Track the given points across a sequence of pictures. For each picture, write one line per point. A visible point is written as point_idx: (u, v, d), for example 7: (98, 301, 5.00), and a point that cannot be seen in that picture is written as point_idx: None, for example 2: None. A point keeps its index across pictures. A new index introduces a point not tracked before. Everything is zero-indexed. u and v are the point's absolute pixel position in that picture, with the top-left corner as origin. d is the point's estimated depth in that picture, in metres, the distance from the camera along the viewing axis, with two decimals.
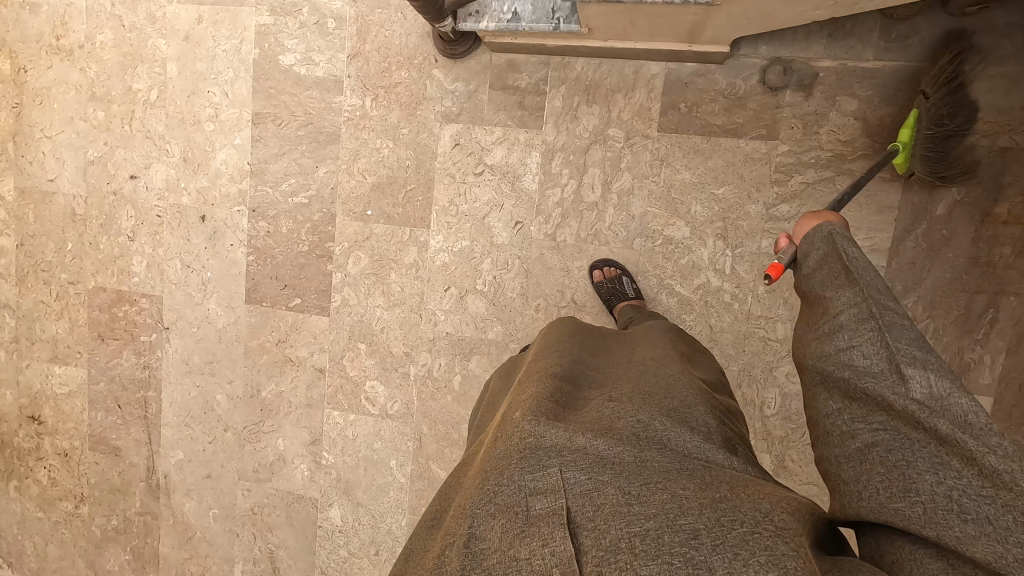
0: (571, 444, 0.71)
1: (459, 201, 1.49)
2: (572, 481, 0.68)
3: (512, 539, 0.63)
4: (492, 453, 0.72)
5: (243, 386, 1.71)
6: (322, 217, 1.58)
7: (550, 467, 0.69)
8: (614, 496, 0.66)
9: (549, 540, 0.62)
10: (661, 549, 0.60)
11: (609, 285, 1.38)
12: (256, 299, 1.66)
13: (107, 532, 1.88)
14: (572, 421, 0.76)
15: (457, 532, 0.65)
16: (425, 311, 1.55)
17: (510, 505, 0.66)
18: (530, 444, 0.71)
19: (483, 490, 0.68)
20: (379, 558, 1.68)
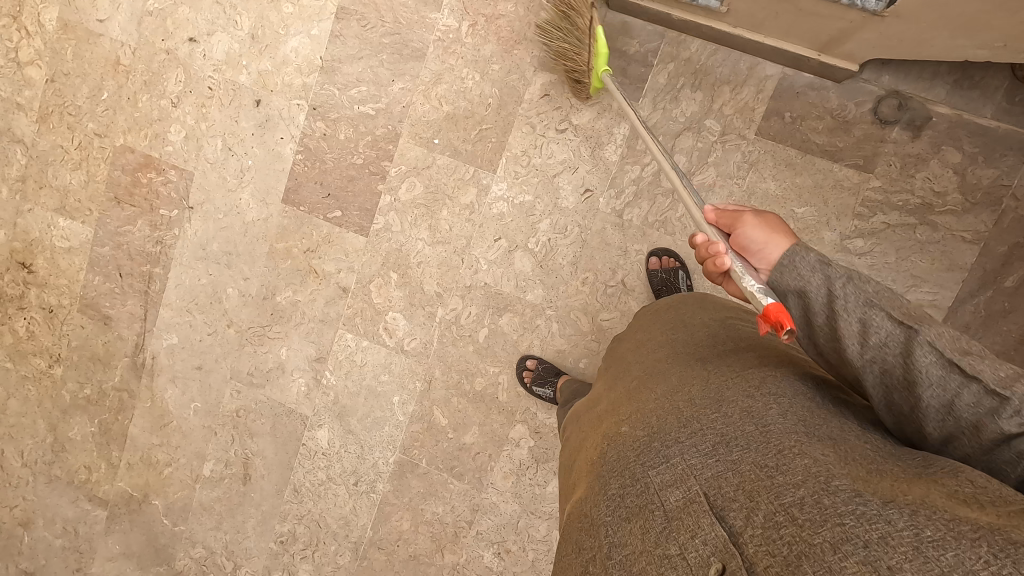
0: (690, 438, 0.73)
1: (533, 153, 1.44)
2: (702, 468, 0.69)
3: (658, 539, 0.65)
4: (615, 458, 0.77)
5: (258, 286, 1.64)
6: (385, 134, 1.51)
7: (673, 459, 0.71)
8: (755, 470, 0.65)
9: (697, 531, 0.62)
10: (821, 512, 0.56)
11: (663, 275, 1.38)
12: (294, 201, 1.58)
13: (77, 399, 1.81)
14: (686, 412, 0.77)
15: (606, 545, 0.70)
16: (468, 257, 1.50)
17: (649, 507, 0.69)
18: (649, 445, 0.75)
19: (619, 503, 0.72)
20: (358, 488, 1.66)
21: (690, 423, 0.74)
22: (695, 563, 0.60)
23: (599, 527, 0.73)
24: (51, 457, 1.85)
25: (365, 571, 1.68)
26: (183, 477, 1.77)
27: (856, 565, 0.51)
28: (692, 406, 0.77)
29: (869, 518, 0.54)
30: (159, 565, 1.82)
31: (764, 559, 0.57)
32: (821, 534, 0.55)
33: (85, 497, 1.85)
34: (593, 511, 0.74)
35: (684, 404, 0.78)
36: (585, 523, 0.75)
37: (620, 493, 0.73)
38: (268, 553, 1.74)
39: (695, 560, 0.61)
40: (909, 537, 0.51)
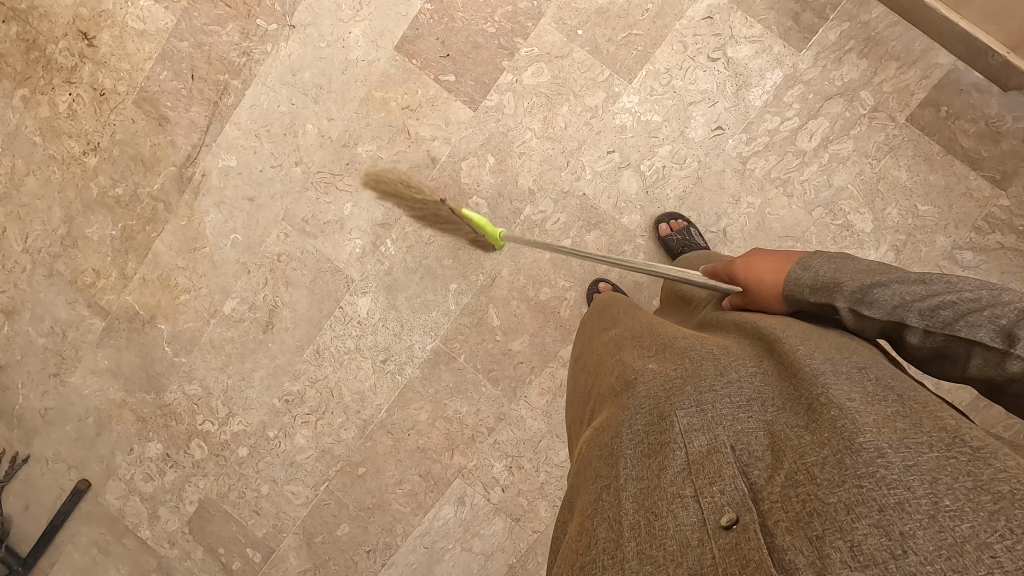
0: (719, 391, 0.69)
1: (676, 74, 1.37)
2: (732, 424, 0.64)
3: (672, 480, 0.61)
4: (640, 395, 0.74)
5: (340, 131, 1.53)
6: (529, 10, 1.41)
7: (700, 404, 0.67)
8: (785, 431, 0.61)
9: (717, 478, 0.58)
10: (843, 473, 0.52)
11: (678, 237, 1.36)
12: (408, 53, 1.47)
13: (105, 196, 1.66)
14: (719, 365, 0.73)
15: (615, 478, 0.66)
16: (575, 161, 1.43)
17: (666, 447, 0.65)
18: (678, 387, 0.71)
19: (633, 444, 0.68)
20: (384, 367, 1.58)
21: (725, 376, 0.71)
22: (706, 506, 0.56)
23: (608, 463, 0.69)
24: (58, 250, 1.69)
25: (366, 451, 1.62)
26: (199, 308, 1.66)
27: (869, 528, 0.48)
28: (727, 361, 0.73)
29: (889, 483, 0.50)
30: (147, 392, 1.71)
31: (775, 513, 0.53)
32: (836, 495, 0.51)
33: (83, 303, 1.70)
34: (608, 446, 0.71)
35: (718, 358, 0.74)
36: (595, 458, 0.72)
37: (638, 429, 0.70)
38: (269, 409, 1.65)
39: (706, 503, 0.57)
40: (927, 506, 0.48)
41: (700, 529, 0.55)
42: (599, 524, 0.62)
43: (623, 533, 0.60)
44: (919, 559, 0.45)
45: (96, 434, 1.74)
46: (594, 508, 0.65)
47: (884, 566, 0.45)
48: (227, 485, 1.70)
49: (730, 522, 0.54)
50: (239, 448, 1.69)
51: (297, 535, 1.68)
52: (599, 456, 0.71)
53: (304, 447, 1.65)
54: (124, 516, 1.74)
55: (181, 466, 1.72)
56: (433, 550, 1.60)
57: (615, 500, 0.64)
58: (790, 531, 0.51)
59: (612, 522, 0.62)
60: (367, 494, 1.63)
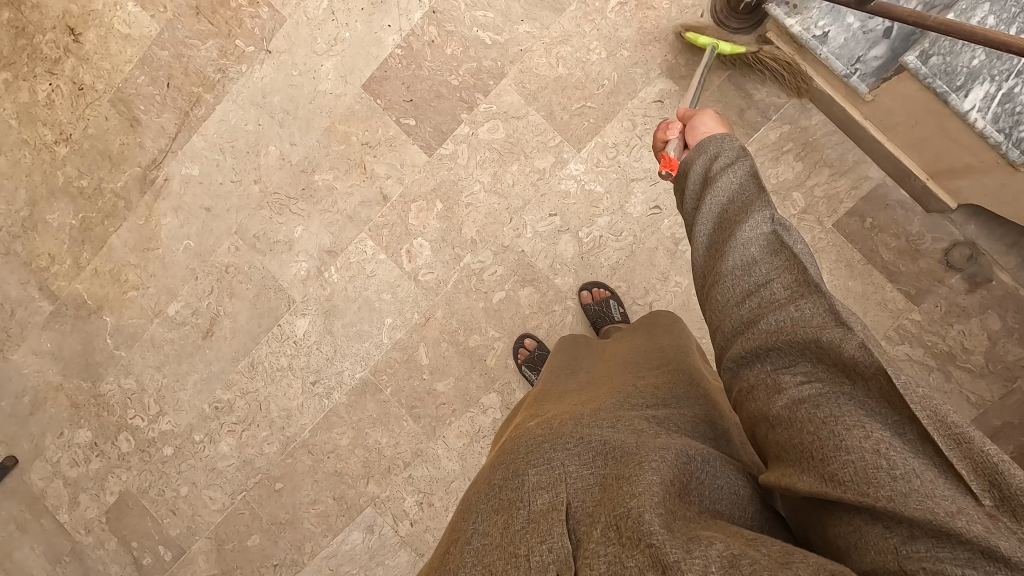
0: (562, 439, 0.69)
1: (622, 150, 1.43)
2: (574, 477, 0.64)
3: (511, 535, 0.61)
4: (503, 449, 0.73)
5: (300, 156, 1.58)
6: (492, 69, 1.47)
7: (544, 457, 0.67)
8: (612, 483, 0.62)
9: (546, 537, 0.59)
10: (642, 527, 0.54)
11: (595, 307, 1.41)
12: (374, 92, 1.53)
13: (70, 185, 1.71)
14: (580, 417, 0.73)
15: (464, 526, 0.66)
16: (518, 219, 1.48)
17: (511, 500, 0.64)
18: (531, 437, 0.71)
19: (483, 492, 0.68)
20: (313, 389, 1.62)
21: (574, 431, 0.70)
22: (534, 566, 0.57)
23: (462, 517, 0.67)
24: (19, 232, 1.74)
25: (286, 467, 1.66)
26: (144, 306, 1.70)
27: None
28: (593, 416, 0.73)
29: (675, 546, 0.52)
30: (83, 380, 1.75)
31: (587, 575, 0.54)
32: (636, 559, 0.53)
33: (35, 285, 1.75)
34: (469, 498, 0.70)
35: (579, 413, 0.75)
36: (456, 513, 0.70)
37: (488, 482, 0.69)
38: (198, 413, 1.69)
39: (533, 562, 0.57)
40: (699, 570, 0.49)
41: None
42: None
43: None
44: None
45: (31, 413, 1.79)
46: (440, 563, 0.64)
47: None
48: (148, 481, 1.74)
49: None
50: (164, 447, 1.72)
51: (209, 540, 1.71)
52: (461, 509, 0.71)
53: (227, 454, 1.69)
54: (46, 496, 1.80)
55: (107, 457, 1.76)
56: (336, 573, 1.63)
57: (459, 551, 0.62)
58: None
59: (451, 575, 0.61)
60: (281, 509, 1.67)
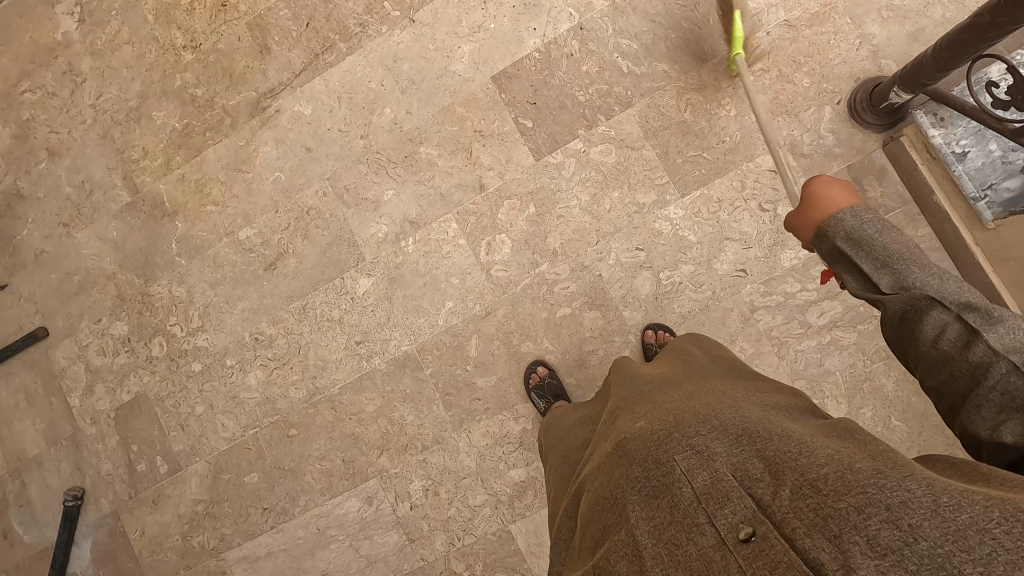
0: (702, 424, 0.71)
1: (725, 208, 1.45)
2: (726, 453, 0.66)
3: (686, 512, 0.63)
4: (637, 437, 0.74)
5: (412, 125, 1.61)
6: (621, 97, 1.50)
7: (691, 439, 0.69)
8: (778, 455, 0.64)
9: (727, 502, 0.61)
10: (846, 484, 0.57)
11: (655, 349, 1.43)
12: (502, 86, 1.56)
13: (184, 90, 1.75)
14: (704, 406, 0.76)
15: (628, 517, 0.67)
16: (605, 244, 1.50)
17: (669, 484, 0.66)
18: (668, 426, 0.72)
19: (635, 483, 0.69)
20: (356, 348, 1.63)
21: (708, 417, 0.72)
22: (722, 527, 0.59)
23: (615, 512, 0.69)
24: (122, 119, 1.79)
25: (305, 416, 1.65)
26: (218, 223, 1.72)
27: (881, 524, 0.52)
28: (710, 407, 0.75)
29: (890, 487, 0.55)
30: (136, 275, 1.77)
31: (791, 522, 0.56)
32: (844, 501, 0.55)
33: (120, 173, 1.78)
34: (616, 486, 0.71)
35: (699, 403, 0.77)
36: (601, 509, 0.71)
37: (637, 470, 0.70)
38: (237, 339, 1.70)
39: (721, 525, 0.59)
40: (929, 502, 0.52)
41: (720, 548, 0.58)
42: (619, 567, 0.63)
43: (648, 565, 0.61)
44: (927, 544, 0.49)
45: (77, 292, 1.81)
46: (612, 553, 0.65)
47: (901, 554, 0.50)
48: (167, 391, 1.74)
49: (747, 536, 0.57)
50: (194, 362, 1.73)
51: (208, 465, 1.71)
52: (607, 504, 0.71)
53: (252, 388, 1.69)
54: (62, 377, 1.82)
55: (135, 356, 1.77)
56: (322, 534, 1.64)
57: (632, 540, 0.64)
58: (808, 534, 0.55)
59: (631, 560, 0.63)
60: (287, 455, 1.66)
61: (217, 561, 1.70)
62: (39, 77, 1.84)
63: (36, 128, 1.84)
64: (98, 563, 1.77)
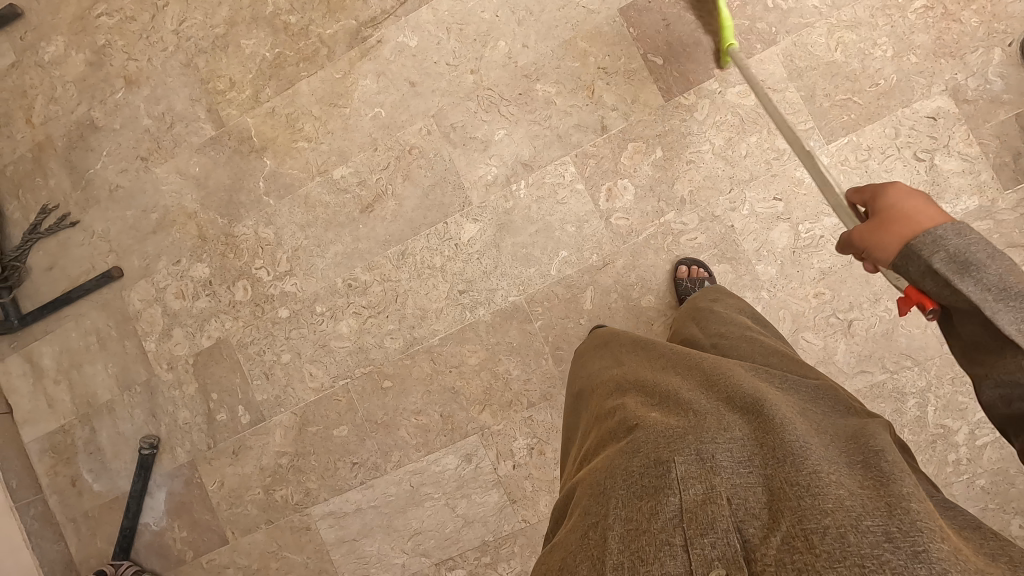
0: (730, 445, 0.67)
1: (875, 156, 1.34)
2: (734, 481, 0.63)
3: (663, 525, 0.60)
4: (648, 435, 0.71)
5: (528, 60, 1.50)
6: (764, 33, 1.39)
7: (699, 454, 0.66)
8: (785, 492, 0.59)
9: (709, 531, 0.57)
10: (843, 548, 0.51)
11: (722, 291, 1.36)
12: (630, 19, 1.45)
13: (275, 16, 1.63)
14: (721, 415, 0.72)
15: (604, 515, 0.65)
16: (738, 193, 1.40)
17: (661, 491, 0.63)
18: (682, 435, 0.69)
19: (623, 481, 0.67)
20: (459, 298, 1.53)
21: (725, 429, 0.69)
22: (694, 557, 0.55)
23: (597, 502, 0.67)
24: (207, 47, 1.67)
25: (401, 368, 1.57)
26: (310, 161, 1.62)
27: None
28: (735, 412, 0.72)
29: (888, 564, 0.49)
30: (219, 215, 1.67)
31: None
32: (833, 568, 0.50)
33: (203, 105, 1.67)
34: (606, 478, 0.69)
35: (724, 409, 0.73)
36: (586, 493, 0.70)
37: (632, 469, 0.67)
38: (328, 285, 1.61)
39: (695, 555, 0.56)
40: None
41: None
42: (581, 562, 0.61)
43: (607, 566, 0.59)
44: None
45: (154, 231, 1.71)
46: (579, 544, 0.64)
47: None
48: (251, 337, 1.65)
49: None
50: (280, 308, 1.64)
51: (293, 417, 1.63)
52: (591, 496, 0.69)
53: (343, 336, 1.60)
54: (137, 320, 1.72)
55: (216, 300, 1.67)
56: (416, 492, 1.56)
57: (601, 540, 0.62)
58: None
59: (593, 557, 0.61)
60: (380, 409, 1.58)
61: (301, 517, 1.62)
62: (117, 0, 1.73)
63: (112, 55, 1.73)
64: (172, 514, 1.70)
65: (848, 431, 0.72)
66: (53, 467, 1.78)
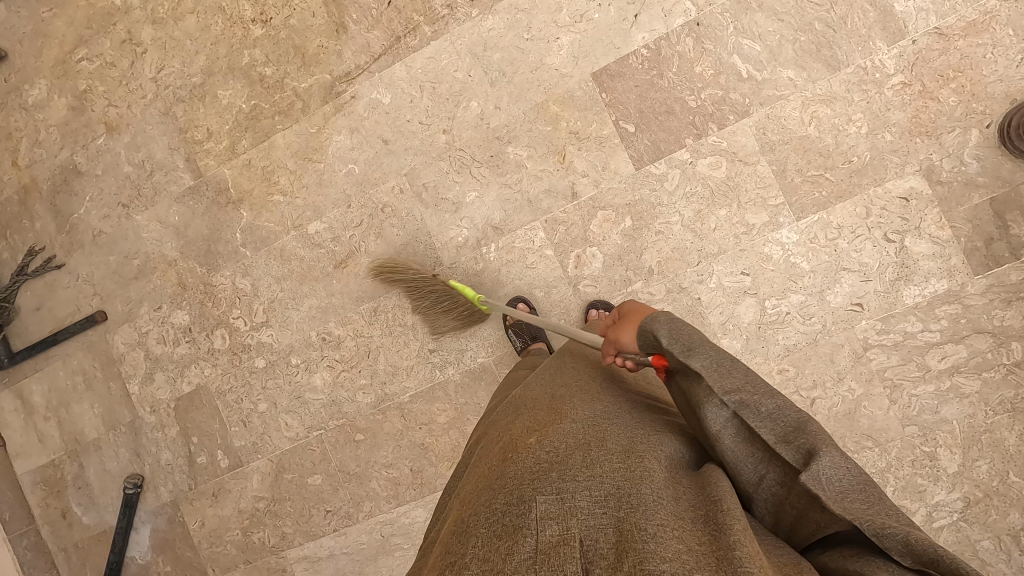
0: (588, 483, 0.71)
1: (845, 235, 1.32)
2: (587, 519, 0.67)
3: (516, 565, 0.62)
4: (514, 471, 0.74)
5: (500, 122, 1.49)
6: (737, 105, 1.36)
7: (560, 494, 0.69)
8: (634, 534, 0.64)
9: (558, 573, 0.60)
10: None
11: None
12: (603, 84, 1.43)
13: (251, 68, 1.63)
14: (587, 452, 0.76)
15: (464, 554, 0.67)
16: (706, 265, 1.39)
17: (520, 529, 0.66)
18: (548, 471, 0.72)
19: (486, 519, 0.69)
20: (428, 356, 1.55)
21: (588, 466, 0.73)
22: None
23: (460, 542, 0.69)
24: (184, 96, 1.68)
25: (373, 422, 1.60)
26: (285, 215, 1.63)
27: None
28: (601, 451, 0.77)
29: None
30: (198, 264, 1.69)
31: None
32: None
33: (182, 154, 1.69)
34: (472, 518, 0.70)
35: (591, 445, 0.77)
36: (452, 532, 0.72)
37: (496, 507, 0.70)
38: (303, 337, 1.63)
39: None
40: None
41: None
42: None
43: None
44: None
45: (136, 277, 1.74)
46: None
47: None
48: (229, 385, 1.69)
49: None
50: (257, 358, 1.67)
51: (270, 463, 1.67)
52: (456, 534, 0.71)
53: (318, 388, 1.63)
54: (121, 362, 1.77)
55: (196, 347, 1.71)
56: (386, 542, 1.60)
57: None
58: None
59: None
60: (352, 460, 1.61)
61: (277, 559, 1.68)
62: (97, 45, 1.73)
63: (93, 100, 1.74)
64: (156, 550, 1.77)
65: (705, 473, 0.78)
66: (44, 499, 1.85)
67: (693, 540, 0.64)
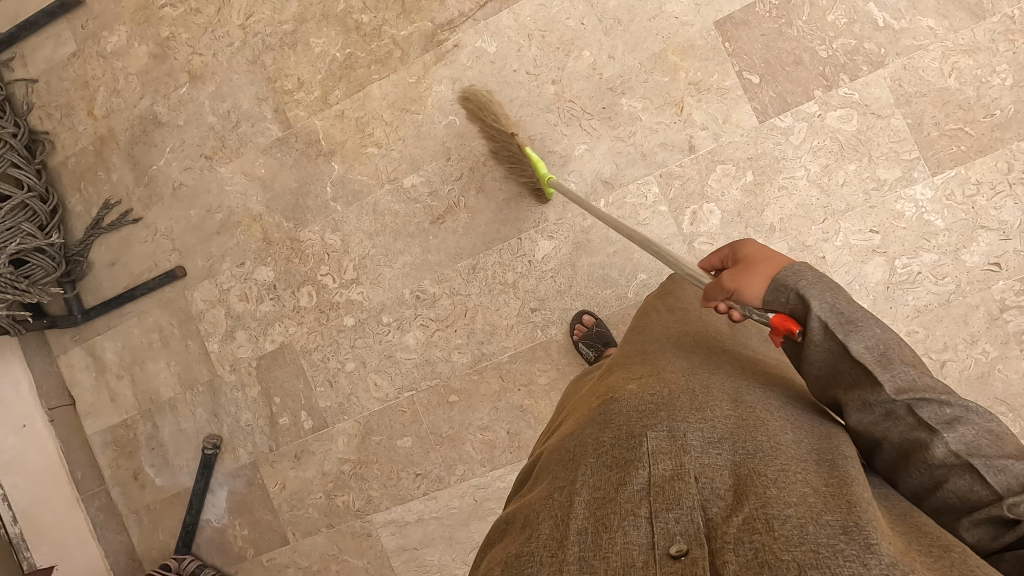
0: (698, 421, 0.65)
1: (983, 192, 1.28)
2: (700, 456, 0.62)
3: (629, 493, 0.59)
4: (621, 405, 0.70)
5: (614, 73, 1.43)
6: (871, 55, 1.31)
7: (669, 429, 0.64)
8: (752, 476, 0.58)
9: (674, 505, 0.57)
10: (804, 537, 0.51)
11: None
12: (726, 33, 1.37)
13: (348, 15, 1.57)
14: (695, 392, 0.70)
15: (572, 478, 0.64)
16: (833, 223, 1.34)
17: (631, 460, 0.62)
18: (654, 407, 0.68)
19: (593, 447, 0.66)
20: (530, 315, 1.51)
21: (699, 405, 0.68)
22: (659, 529, 0.55)
23: (566, 467, 0.67)
24: (274, 43, 1.62)
25: (468, 382, 1.55)
26: (380, 167, 1.57)
27: None
28: (705, 389, 0.71)
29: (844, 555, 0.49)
30: (284, 218, 1.64)
31: (727, 556, 0.52)
32: (792, 554, 0.50)
33: (271, 104, 1.63)
34: (580, 446, 0.68)
35: (698, 386, 0.72)
36: (556, 460, 0.70)
37: (603, 438, 0.66)
38: (396, 295, 1.58)
39: (658, 527, 0.55)
40: None
41: (647, 552, 0.53)
42: (542, 522, 0.61)
43: (572, 530, 0.58)
44: None
45: (217, 232, 1.69)
46: (541, 504, 0.64)
47: None
48: (315, 344, 1.64)
49: (679, 553, 0.52)
50: (346, 316, 1.62)
51: (356, 424, 1.63)
52: (563, 459, 0.68)
53: (410, 348, 1.58)
54: (200, 320, 1.72)
55: (280, 304, 1.66)
56: (479, 506, 1.56)
57: (568, 502, 0.61)
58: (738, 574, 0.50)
59: (552, 518, 0.61)
60: (445, 422, 1.57)
61: (362, 523, 1.64)
62: None
63: (176, 48, 1.68)
64: (233, 512, 1.72)
65: (821, 424, 0.71)
66: (115, 460, 1.80)
67: (814, 486, 0.58)
